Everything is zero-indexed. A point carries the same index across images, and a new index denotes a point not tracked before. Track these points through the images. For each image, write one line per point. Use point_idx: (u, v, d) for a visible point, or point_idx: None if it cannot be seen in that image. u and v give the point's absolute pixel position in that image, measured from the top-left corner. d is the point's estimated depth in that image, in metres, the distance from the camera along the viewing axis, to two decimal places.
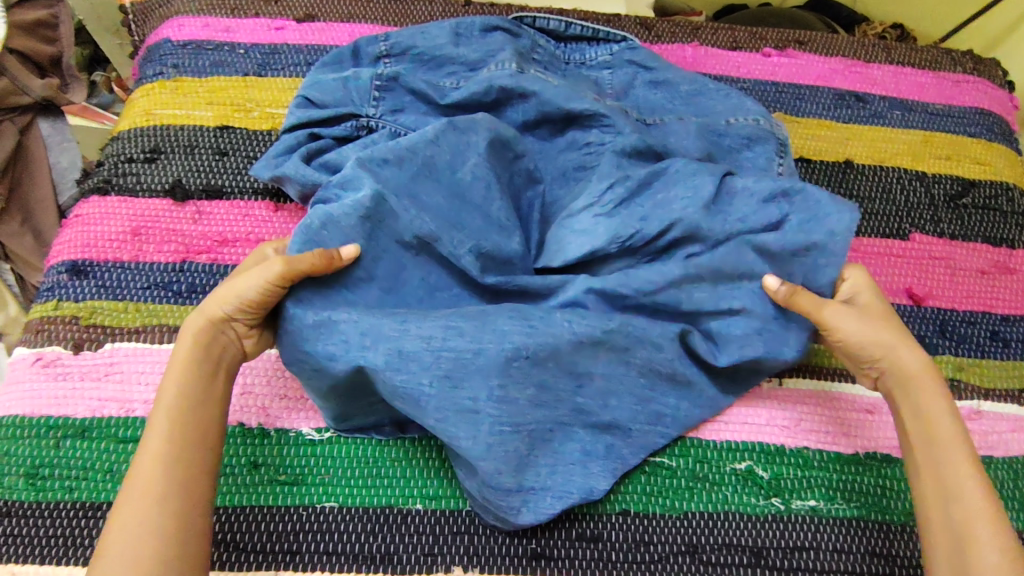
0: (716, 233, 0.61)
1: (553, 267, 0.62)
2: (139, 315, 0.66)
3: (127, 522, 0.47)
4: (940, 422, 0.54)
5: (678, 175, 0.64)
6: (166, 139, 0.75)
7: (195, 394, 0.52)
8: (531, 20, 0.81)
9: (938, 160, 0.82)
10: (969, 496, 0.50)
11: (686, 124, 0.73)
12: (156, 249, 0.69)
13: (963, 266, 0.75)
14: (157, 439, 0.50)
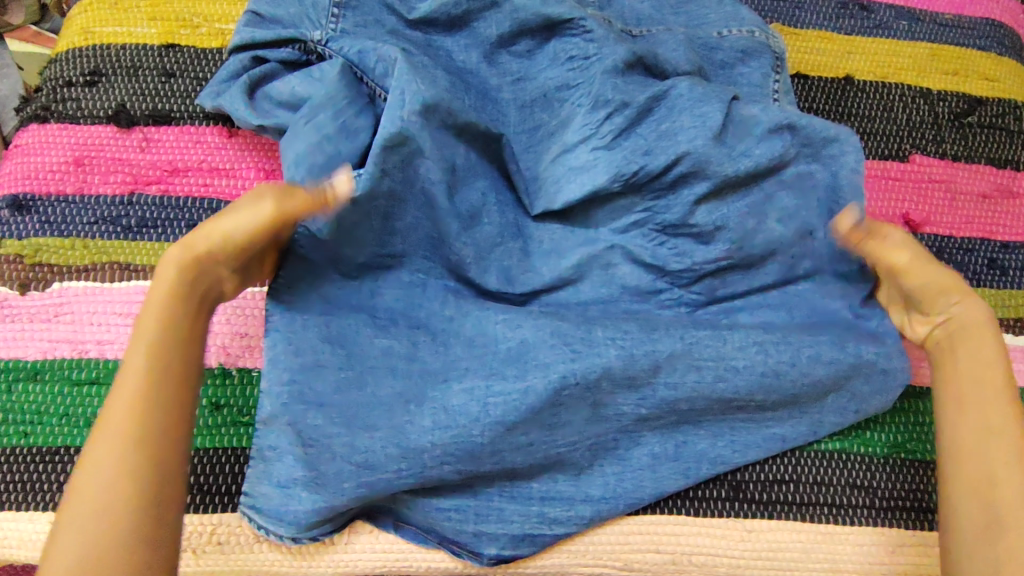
0: (721, 172, 0.59)
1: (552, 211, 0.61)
2: (86, 251, 0.62)
3: (95, 475, 0.41)
4: (983, 384, 0.52)
5: (681, 108, 0.61)
6: (106, 60, 0.69)
7: (177, 335, 0.45)
8: None
9: (944, 76, 0.76)
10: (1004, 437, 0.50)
11: (674, 36, 0.67)
12: (101, 181, 0.64)
13: (964, 189, 0.71)
14: (132, 381, 0.43)
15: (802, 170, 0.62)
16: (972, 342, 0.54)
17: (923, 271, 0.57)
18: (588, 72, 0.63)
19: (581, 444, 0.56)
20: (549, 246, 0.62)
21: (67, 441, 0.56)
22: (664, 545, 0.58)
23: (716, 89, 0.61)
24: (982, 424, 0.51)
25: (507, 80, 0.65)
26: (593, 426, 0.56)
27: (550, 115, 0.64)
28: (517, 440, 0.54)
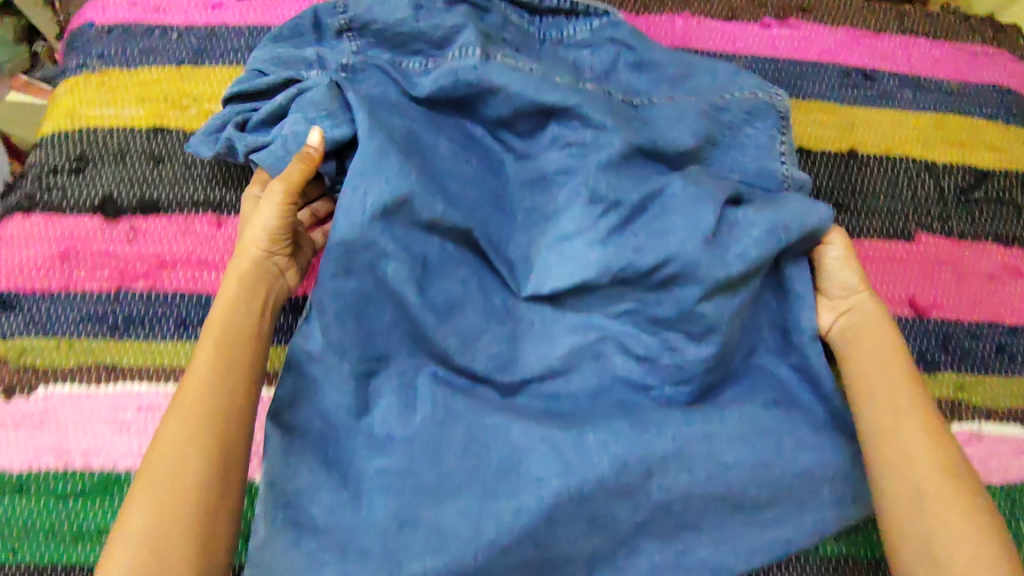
0: (712, 274, 0.58)
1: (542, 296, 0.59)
2: (72, 353, 0.60)
3: (175, 437, 0.47)
4: (889, 361, 0.57)
5: (674, 209, 0.60)
6: (93, 145, 0.67)
7: (241, 330, 0.53)
8: None
9: (950, 148, 0.74)
10: (915, 419, 0.53)
11: (675, 117, 0.65)
12: (87, 276, 0.62)
13: (971, 269, 0.70)
14: (206, 363, 0.51)
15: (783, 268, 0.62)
16: (871, 329, 0.59)
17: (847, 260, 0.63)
18: (584, 162, 0.61)
19: (579, 555, 0.55)
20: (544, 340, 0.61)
21: (54, 558, 0.55)
22: None
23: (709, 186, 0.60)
24: (890, 399, 0.54)
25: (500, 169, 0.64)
26: (591, 535, 0.54)
27: (544, 204, 0.63)
28: (511, 558, 0.53)
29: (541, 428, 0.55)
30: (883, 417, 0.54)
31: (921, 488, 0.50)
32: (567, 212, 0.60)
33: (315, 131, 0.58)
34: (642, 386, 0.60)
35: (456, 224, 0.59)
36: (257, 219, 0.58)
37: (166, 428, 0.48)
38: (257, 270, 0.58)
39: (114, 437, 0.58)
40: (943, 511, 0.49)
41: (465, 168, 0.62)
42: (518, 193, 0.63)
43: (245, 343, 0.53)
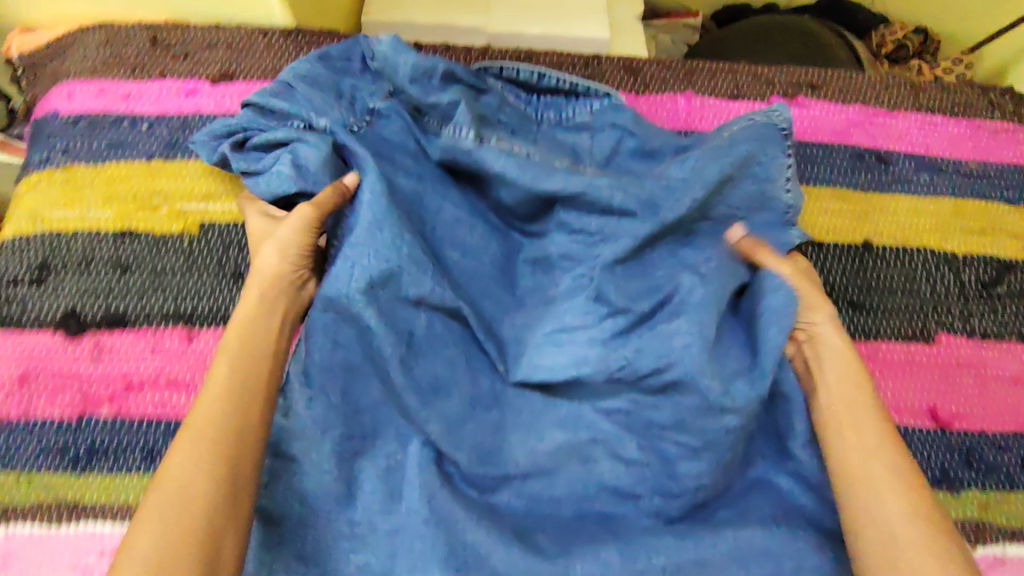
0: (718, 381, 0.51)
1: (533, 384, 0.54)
2: (31, 489, 0.56)
3: (193, 438, 0.43)
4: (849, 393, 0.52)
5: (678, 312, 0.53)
6: (57, 252, 0.63)
7: (262, 342, 0.50)
8: (497, 68, 0.67)
9: (970, 236, 0.70)
10: (883, 461, 0.48)
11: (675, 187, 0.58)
12: (49, 401, 0.58)
13: (994, 372, 0.65)
14: (224, 367, 0.47)
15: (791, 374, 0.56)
16: (834, 362, 0.54)
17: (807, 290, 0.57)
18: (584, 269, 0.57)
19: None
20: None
21: None
22: None
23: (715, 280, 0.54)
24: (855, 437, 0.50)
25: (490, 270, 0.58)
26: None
27: (536, 315, 0.57)
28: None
29: (524, 558, 0.48)
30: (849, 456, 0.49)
31: (895, 535, 0.45)
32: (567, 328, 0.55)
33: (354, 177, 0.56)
34: (641, 505, 0.53)
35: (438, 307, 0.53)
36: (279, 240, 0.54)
37: (184, 431, 0.44)
38: (274, 289, 0.53)
39: None
40: (918, 559, 0.43)
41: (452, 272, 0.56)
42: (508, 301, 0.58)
43: (266, 354, 0.49)
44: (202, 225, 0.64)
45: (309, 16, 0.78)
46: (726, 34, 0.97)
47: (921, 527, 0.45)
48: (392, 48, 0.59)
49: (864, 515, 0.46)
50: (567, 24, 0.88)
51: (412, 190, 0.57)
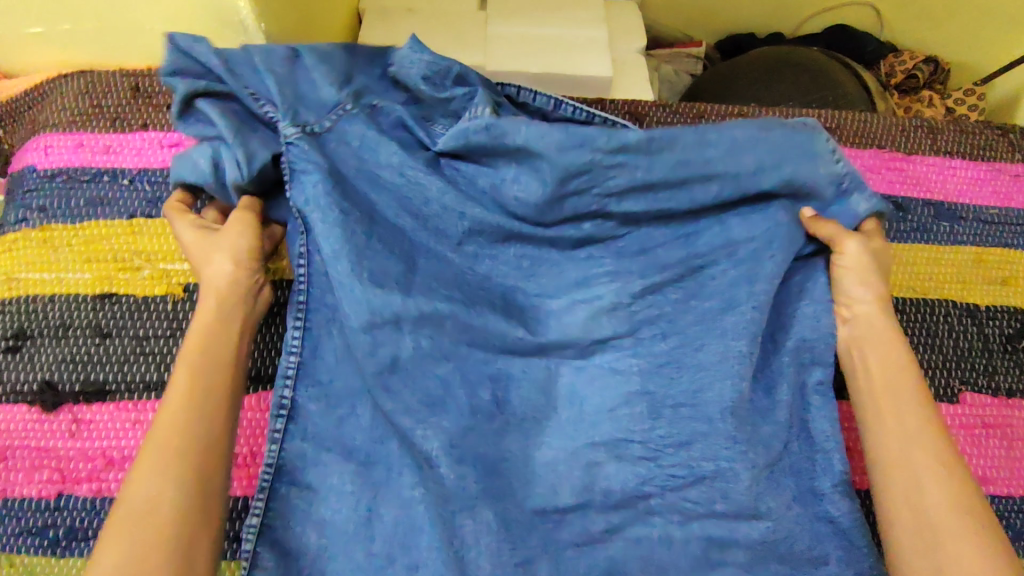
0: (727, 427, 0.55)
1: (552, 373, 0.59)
2: (9, 574, 0.53)
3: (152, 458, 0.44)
4: (886, 365, 0.54)
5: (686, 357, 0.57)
6: (34, 318, 0.60)
7: (219, 347, 0.50)
8: (516, 89, 0.67)
9: (992, 287, 0.67)
10: (925, 453, 0.49)
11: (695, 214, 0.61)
12: (25, 479, 0.55)
13: (1023, 433, 0.62)
14: (183, 376, 0.47)
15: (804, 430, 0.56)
16: (876, 340, 0.55)
17: (862, 268, 0.57)
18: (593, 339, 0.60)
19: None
20: (543, 546, 0.54)
21: None
22: None
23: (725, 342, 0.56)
24: (888, 408, 0.52)
25: (495, 348, 0.59)
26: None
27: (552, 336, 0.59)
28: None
29: None
30: (879, 422, 0.52)
31: (936, 529, 0.46)
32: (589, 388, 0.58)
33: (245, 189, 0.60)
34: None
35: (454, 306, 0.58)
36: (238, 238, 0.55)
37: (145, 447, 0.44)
38: (239, 283, 0.53)
39: None
40: (963, 555, 0.45)
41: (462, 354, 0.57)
42: (513, 377, 0.59)
43: (224, 360, 0.49)
44: (187, 287, 0.61)
45: (296, 29, 0.72)
46: (733, 64, 0.94)
47: (964, 522, 0.46)
48: (413, 47, 0.64)
49: (908, 510, 0.48)
50: (567, 58, 0.85)
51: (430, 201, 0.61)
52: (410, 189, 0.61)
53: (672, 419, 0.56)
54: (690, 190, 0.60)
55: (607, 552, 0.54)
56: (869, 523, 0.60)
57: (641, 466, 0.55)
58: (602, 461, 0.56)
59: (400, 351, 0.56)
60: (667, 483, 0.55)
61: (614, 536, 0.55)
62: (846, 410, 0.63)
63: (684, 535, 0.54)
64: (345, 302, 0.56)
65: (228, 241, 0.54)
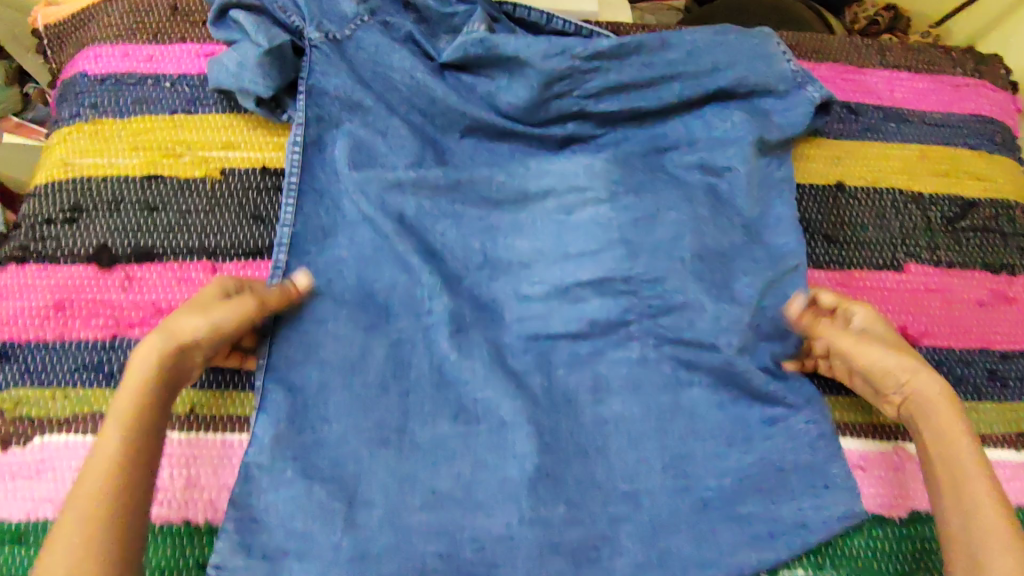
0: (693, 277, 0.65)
1: (539, 239, 0.68)
2: (68, 402, 0.60)
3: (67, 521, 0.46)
4: (938, 437, 0.54)
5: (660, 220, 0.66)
6: (87, 195, 0.67)
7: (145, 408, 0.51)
8: (511, 7, 0.75)
9: (935, 178, 0.75)
10: (987, 517, 0.50)
11: (668, 106, 0.70)
12: (82, 326, 0.63)
13: (961, 297, 0.70)
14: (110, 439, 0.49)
15: (758, 280, 0.66)
16: (930, 416, 0.55)
17: (878, 363, 0.58)
18: (575, 214, 0.68)
19: (562, 548, 0.58)
20: (537, 363, 0.65)
21: None
22: None
23: (690, 206, 0.67)
24: (947, 477, 0.53)
25: (489, 204, 0.69)
26: (569, 531, 0.59)
27: (542, 209, 0.69)
28: (516, 571, 0.57)
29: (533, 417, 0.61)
30: (938, 490, 0.53)
31: None
32: (573, 235, 0.67)
33: (262, 87, 0.68)
34: (641, 399, 0.63)
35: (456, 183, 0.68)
36: (207, 313, 0.56)
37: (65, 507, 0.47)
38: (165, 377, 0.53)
39: None
40: None
41: (458, 212, 0.68)
42: (508, 245, 0.68)
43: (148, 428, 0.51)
44: (223, 170, 0.69)
45: None
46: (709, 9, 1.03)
47: None
48: None
49: None
50: None
51: (433, 91, 0.70)
52: (416, 88, 0.70)
53: (648, 258, 0.65)
54: (657, 92, 0.70)
55: (595, 377, 0.64)
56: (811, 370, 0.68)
57: (622, 299, 0.65)
58: (590, 295, 0.65)
59: (408, 209, 0.67)
60: (647, 311, 0.65)
61: (598, 358, 0.65)
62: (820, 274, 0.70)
63: (660, 357, 0.64)
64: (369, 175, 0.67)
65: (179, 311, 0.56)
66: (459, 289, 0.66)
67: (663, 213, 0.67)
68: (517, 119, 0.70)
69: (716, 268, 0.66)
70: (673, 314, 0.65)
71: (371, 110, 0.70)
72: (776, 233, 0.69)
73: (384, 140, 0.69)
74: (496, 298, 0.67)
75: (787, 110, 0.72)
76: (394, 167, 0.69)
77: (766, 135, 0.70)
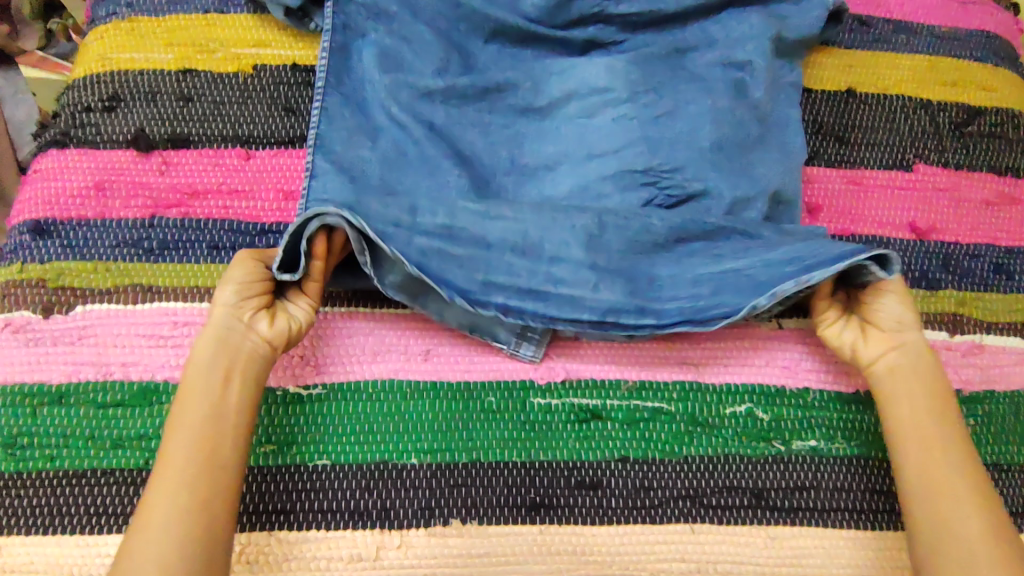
0: (719, 165, 0.64)
1: (559, 129, 0.67)
2: (108, 275, 0.63)
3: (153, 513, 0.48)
4: (921, 405, 0.57)
5: (680, 116, 0.66)
6: (124, 86, 0.69)
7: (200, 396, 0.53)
8: None
9: (944, 86, 0.78)
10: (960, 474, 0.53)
11: (687, 8, 0.72)
12: (122, 205, 0.65)
13: (968, 196, 0.73)
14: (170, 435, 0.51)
15: (777, 169, 0.65)
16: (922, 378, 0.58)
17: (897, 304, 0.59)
18: (597, 114, 0.66)
19: None
20: None
21: (95, 464, 0.57)
22: (690, 553, 0.58)
23: (710, 97, 0.67)
24: (934, 439, 0.55)
25: (515, 114, 0.68)
26: None
27: (563, 100, 0.68)
28: None
29: None
30: (916, 447, 0.55)
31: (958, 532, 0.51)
32: (594, 139, 0.65)
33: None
34: None
35: (478, 76, 0.69)
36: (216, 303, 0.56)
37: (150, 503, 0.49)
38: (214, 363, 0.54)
39: (151, 350, 0.60)
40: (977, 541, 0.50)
41: (485, 122, 0.68)
42: (528, 138, 0.67)
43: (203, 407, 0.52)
44: (255, 66, 0.71)
45: None
46: None
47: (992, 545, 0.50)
48: None
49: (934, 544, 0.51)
50: None
51: None
52: None
53: (668, 152, 0.64)
54: None
55: None
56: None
57: (644, 191, 0.63)
58: (611, 191, 0.63)
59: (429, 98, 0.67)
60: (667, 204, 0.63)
61: None
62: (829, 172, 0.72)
63: None
64: (392, 67, 0.68)
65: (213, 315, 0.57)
66: (480, 175, 0.66)
67: (683, 104, 0.66)
68: (539, 21, 0.71)
69: (734, 158, 0.65)
70: (692, 205, 0.63)
71: (395, 17, 0.70)
72: (795, 128, 0.69)
73: (406, 36, 0.69)
74: (517, 186, 0.66)
75: (802, 14, 0.74)
76: (421, 73, 0.68)
77: (780, 36, 0.71)
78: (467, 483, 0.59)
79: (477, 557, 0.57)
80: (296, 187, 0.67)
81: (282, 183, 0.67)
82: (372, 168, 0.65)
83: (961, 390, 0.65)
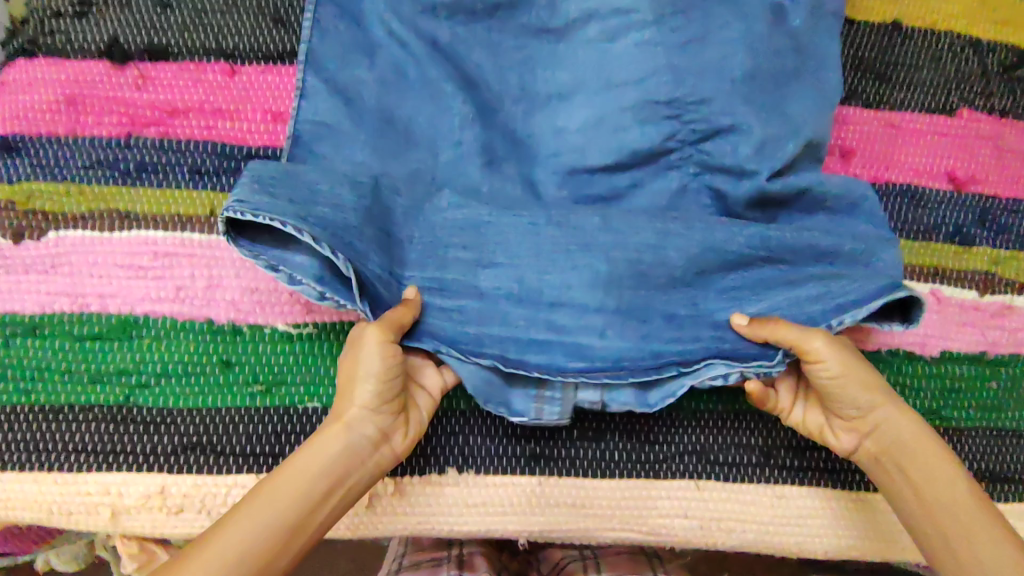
0: (752, 99, 0.57)
1: (577, 52, 0.60)
2: (83, 198, 0.58)
3: None
4: (916, 477, 0.48)
5: (712, 42, 0.57)
6: None
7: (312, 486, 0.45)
8: None
9: (999, 23, 0.70)
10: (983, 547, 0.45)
11: None
12: (95, 122, 0.60)
13: (1011, 146, 0.68)
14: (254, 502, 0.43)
15: (816, 107, 0.59)
16: (908, 449, 0.49)
17: (856, 380, 0.49)
18: (620, 36, 0.58)
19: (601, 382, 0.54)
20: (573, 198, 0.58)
21: (73, 399, 0.54)
22: (691, 509, 0.56)
23: (751, 18, 0.58)
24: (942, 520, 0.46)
25: (529, 34, 0.61)
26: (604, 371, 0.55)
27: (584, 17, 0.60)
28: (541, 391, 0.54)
29: None
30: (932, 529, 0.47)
31: None
32: (615, 65, 0.58)
33: None
34: None
35: None
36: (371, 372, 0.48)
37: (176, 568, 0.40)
38: (342, 450, 0.46)
39: (130, 282, 0.56)
40: None
41: (495, 42, 0.61)
42: (542, 61, 0.60)
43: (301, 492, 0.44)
44: None
45: None
46: None
47: None
48: None
49: None
50: None
51: None
52: None
53: (695, 81, 0.57)
54: None
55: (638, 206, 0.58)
56: (883, 209, 0.64)
57: (666, 125, 0.57)
58: (630, 125, 0.57)
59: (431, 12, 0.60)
60: (690, 139, 0.58)
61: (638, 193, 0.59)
62: (866, 112, 0.66)
63: (697, 186, 0.59)
64: None
65: (361, 380, 0.48)
66: (487, 102, 0.60)
67: (717, 28, 0.58)
68: None
69: (769, 92, 0.58)
70: (716, 141, 0.57)
71: None
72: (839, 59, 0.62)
73: None
74: (527, 114, 0.60)
75: None
76: None
77: None
78: (464, 431, 0.56)
79: (473, 506, 0.55)
80: (285, 108, 0.61)
81: (270, 104, 0.61)
82: (368, 90, 0.59)
83: (986, 352, 0.62)
